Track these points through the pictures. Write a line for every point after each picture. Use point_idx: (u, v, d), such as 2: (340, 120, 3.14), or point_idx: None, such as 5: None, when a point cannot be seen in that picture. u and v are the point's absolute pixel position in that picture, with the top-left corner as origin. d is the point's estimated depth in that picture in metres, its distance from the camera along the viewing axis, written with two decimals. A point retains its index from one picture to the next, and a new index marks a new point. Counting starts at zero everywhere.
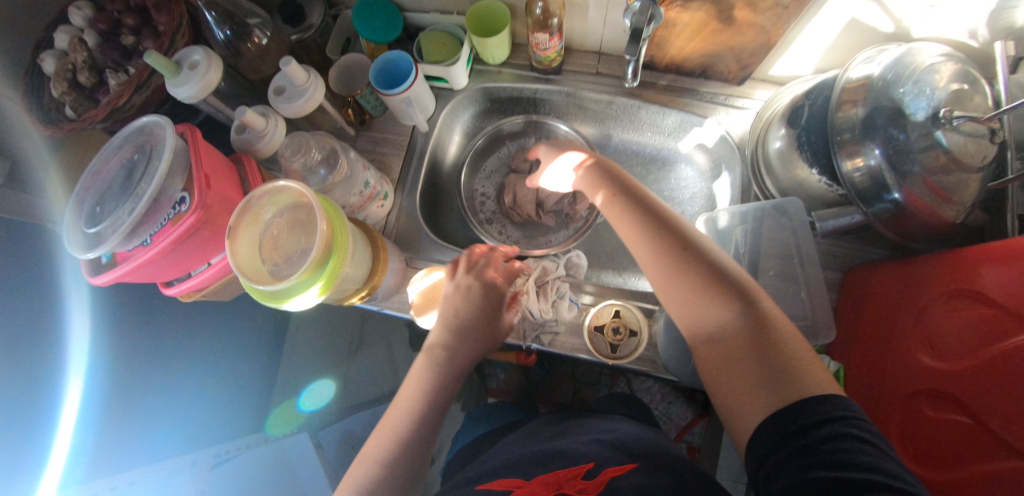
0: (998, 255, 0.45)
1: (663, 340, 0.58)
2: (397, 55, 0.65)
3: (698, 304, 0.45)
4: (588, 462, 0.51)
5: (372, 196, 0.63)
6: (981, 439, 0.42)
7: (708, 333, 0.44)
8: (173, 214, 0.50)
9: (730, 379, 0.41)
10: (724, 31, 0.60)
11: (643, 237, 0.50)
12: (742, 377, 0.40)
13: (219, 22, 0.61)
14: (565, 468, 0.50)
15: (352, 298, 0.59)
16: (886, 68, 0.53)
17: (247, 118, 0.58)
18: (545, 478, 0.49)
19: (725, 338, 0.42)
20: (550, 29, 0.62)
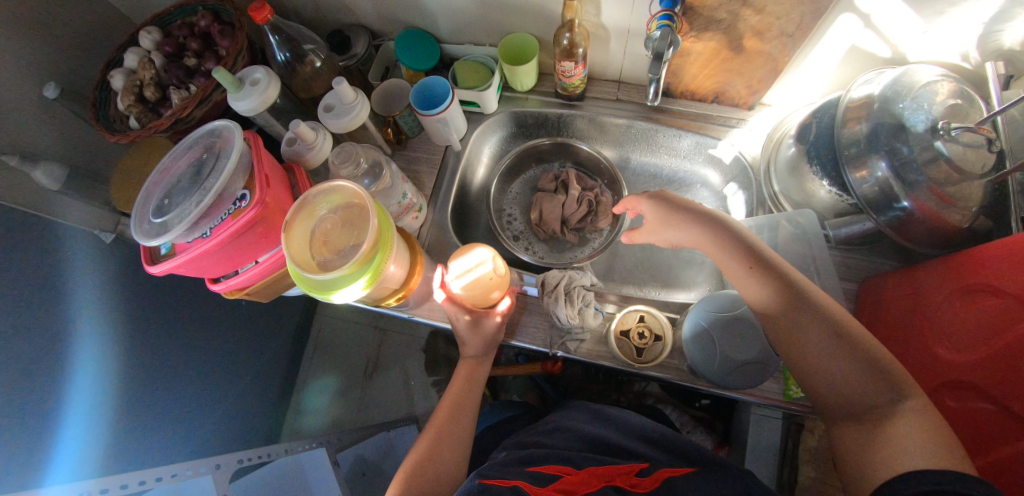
0: (1004, 251, 0.48)
1: (689, 342, 0.59)
2: (435, 80, 0.71)
3: (843, 383, 0.44)
4: (640, 463, 0.54)
5: (408, 207, 0.67)
6: (1006, 422, 0.44)
7: (849, 410, 0.44)
8: (233, 209, 0.54)
9: (863, 447, 0.41)
10: (735, 58, 0.67)
11: (790, 310, 0.49)
12: (874, 454, 0.40)
13: (282, 46, 0.68)
14: (614, 466, 0.52)
15: (390, 299, 0.61)
16: (885, 88, 0.59)
17: (299, 130, 0.64)
18: (595, 470, 0.51)
19: (867, 419, 0.42)
20: (575, 58, 0.70)
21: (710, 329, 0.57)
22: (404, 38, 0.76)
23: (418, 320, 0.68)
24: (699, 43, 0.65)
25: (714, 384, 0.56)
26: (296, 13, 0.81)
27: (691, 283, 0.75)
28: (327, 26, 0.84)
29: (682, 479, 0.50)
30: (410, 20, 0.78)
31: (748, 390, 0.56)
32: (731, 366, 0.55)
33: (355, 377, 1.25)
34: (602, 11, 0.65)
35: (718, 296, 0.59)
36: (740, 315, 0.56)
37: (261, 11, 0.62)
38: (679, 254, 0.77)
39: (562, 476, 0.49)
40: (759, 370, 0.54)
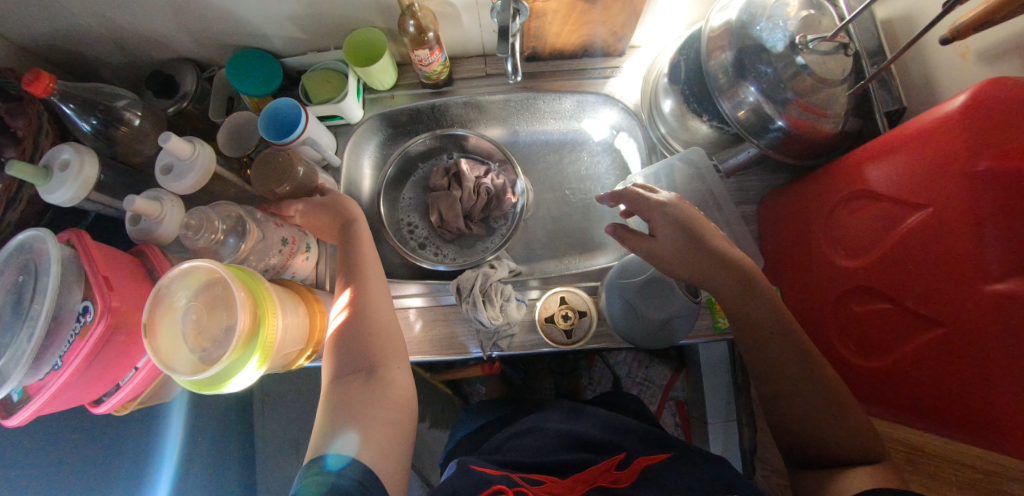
0: (875, 153, 0.50)
1: (609, 309, 0.59)
2: (281, 102, 0.63)
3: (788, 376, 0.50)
4: (618, 454, 0.57)
5: (292, 251, 0.63)
6: (901, 319, 0.45)
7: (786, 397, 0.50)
8: (79, 326, 0.47)
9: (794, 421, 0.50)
10: (592, 9, 0.62)
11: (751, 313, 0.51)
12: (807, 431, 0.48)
13: (81, 114, 0.56)
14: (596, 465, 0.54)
15: (298, 359, 0.57)
16: (741, 12, 0.58)
17: (138, 207, 0.55)
18: (579, 474, 0.53)
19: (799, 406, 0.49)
20: (429, 44, 0.63)
21: (625, 296, 0.57)
22: (232, 64, 0.66)
23: None
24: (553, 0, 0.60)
25: (645, 347, 0.58)
26: (99, 60, 0.68)
27: (605, 242, 0.76)
28: (144, 66, 0.72)
29: (661, 466, 0.53)
30: (235, 40, 0.68)
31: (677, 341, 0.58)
32: (656, 328, 0.56)
33: None
34: None
35: (628, 262, 0.59)
36: (651, 276, 0.56)
37: (38, 79, 0.50)
38: (587, 215, 0.78)
39: (545, 483, 0.51)
40: (683, 323, 0.55)
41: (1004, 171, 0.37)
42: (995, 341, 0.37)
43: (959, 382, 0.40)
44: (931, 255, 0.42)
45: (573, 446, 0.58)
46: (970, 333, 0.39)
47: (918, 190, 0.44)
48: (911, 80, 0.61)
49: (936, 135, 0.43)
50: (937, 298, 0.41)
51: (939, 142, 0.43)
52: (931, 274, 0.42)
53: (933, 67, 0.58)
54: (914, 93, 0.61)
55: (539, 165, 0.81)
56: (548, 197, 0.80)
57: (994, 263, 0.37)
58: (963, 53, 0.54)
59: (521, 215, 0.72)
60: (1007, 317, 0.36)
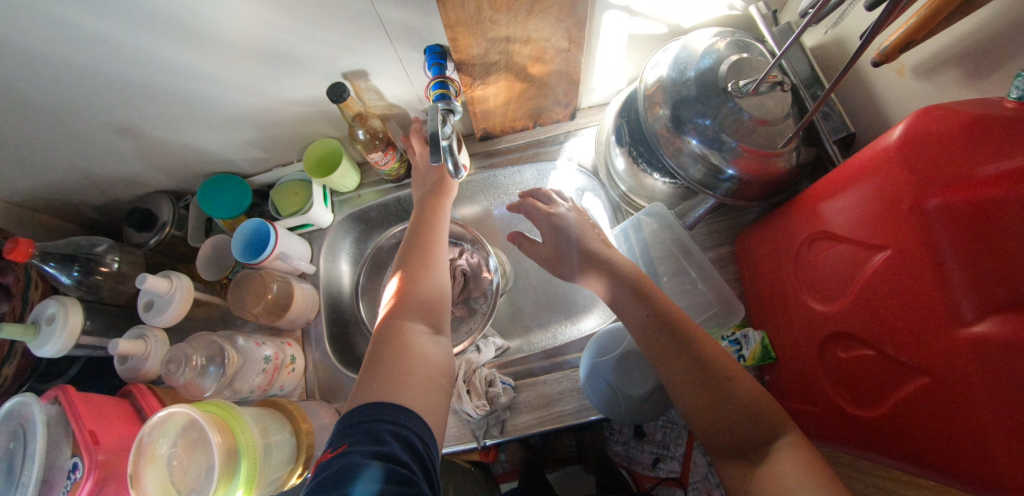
0: (830, 191, 0.49)
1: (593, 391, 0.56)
2: (251, 224, 0.65)
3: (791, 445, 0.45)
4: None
5: (276, 368, 0.63)
6: (888, 366, 0.43)
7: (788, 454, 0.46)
8: (68, 485, 0.48)
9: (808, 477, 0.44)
10: (531, 86, 0.64)
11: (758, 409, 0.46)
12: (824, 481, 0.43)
13: (63, 268, 0.60)
14: None
15: (291, 479, 0.56)
16: (670, 69, 0.60)
17: (123, 350, 0.57)
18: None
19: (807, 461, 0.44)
20: (381, 147, 0.66)
21: (608, 377, 0.55)
22: (205, 190, 0.70)
23: None
24: (490, 86, 0.62)
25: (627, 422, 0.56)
26: (84, 205, 0.72)
27: (590, 305, 0.73)
28: (126, 202, 0.76)
29: None
30: (205, 168, 0.72)
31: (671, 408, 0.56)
32: (637, 406, 0.54)
33: None
34: (384, 91, 0.63)
35: (600, 336, 0.57)
36: (625, 351, 0.55)
37: (19, 247, 0.54)
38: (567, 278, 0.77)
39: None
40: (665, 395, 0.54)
41: (953, 206, 0.36)
42: (983, 387, 0.35)
43: (957, 434, 0.37)
44: (900, 300, 0.41)
45: None
46: (956, 380, 0.37)
47: (875, 232, 0.43)
48: (856, 101, 0.61)
49: (878, 171, 0.43)
50: (917, 345, 0.40)
51: (881, 179, 0.42)
52: (906, 321, 0.40)
53: (874, 87, 0.58)
54: (863, 112, 0.60)
55: (513, 235, 0.82)
56: (526, 265, 0.80)
57: (963, 303, 0.36)
58: (899, 70, 0.54)
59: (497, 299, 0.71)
60: (990, 362, 0.34)
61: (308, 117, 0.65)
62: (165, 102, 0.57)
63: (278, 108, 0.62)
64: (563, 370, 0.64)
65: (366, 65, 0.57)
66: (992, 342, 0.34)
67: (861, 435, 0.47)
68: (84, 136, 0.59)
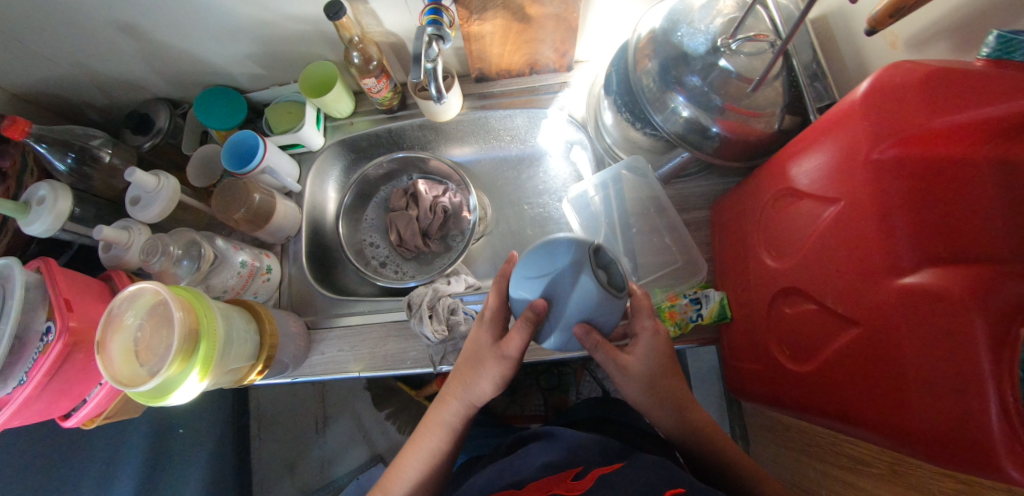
0: (798, 150, 0.49)
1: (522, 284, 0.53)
2: (243, 134, 0.67)
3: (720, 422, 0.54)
4: (575, 467, 0.52)
5: (252, 273, 0.65)
6: (827, 320, 0.44)
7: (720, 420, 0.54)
8: (42, 345, 0.51)
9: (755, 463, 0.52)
10: (527, 28, 0.65)
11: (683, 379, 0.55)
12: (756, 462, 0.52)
13: (57, 153, 0.62)
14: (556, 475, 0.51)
15: (250, 375, 0.59)
16: (664, 21, 0.60)
17: (106, 237, 0.59)
18: (539, 484, 0.51)
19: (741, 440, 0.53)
20: (375, 73, 0.66)
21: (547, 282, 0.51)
22: (202, 99, 0.71)
23: (305, 379, 0.67)
24: (486, 23, 0.62)
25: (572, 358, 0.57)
26: (85, 103, 0.74)
27: None
28: (126, 106, 0.78)
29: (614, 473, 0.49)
30: (204, 78, 0.73)
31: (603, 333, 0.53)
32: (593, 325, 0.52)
33: (311, 434, 1.18)
34: (383, 18, 0.64)
35: (530, 254, 0.53)
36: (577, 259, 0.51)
37: (15, 125, 0.56)
38: (545, 228, 0.78)
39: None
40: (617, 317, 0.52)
41: (909, 157, 0.37)
42: (908, 336, 0.35)
43: (882, 383, 0.38)
44: (847, 253, 0.41)
45: (542, 469, 0.54)
46: (885, 330, 0.37)
47: (833, 185, 0.43)
48: (845, 75, 0.61)
49: (844, 124, 0.43)
50: (856, 296, 0.40)
51: (847, 133, 0.42)
52: (850, 272, 0.41)
53: (865, 59, 0.57)
54: (850, 85, 0.60)
55: (498, 181, 0.83)
56: (508, 211, 0.81)
57: (904, 253, 0.36)
58: (892, 43, 0.53)
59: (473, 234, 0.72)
60: (919, 308, 0.35)
61: (306, 36, 0.66)
62: (166, 3, 0.58)
63: (277, 23, 0.63)
64: None
65: None
66: (923, 291, 0.34)
67: (795, 391, 0.48)
68: (84, 27, 0.60)
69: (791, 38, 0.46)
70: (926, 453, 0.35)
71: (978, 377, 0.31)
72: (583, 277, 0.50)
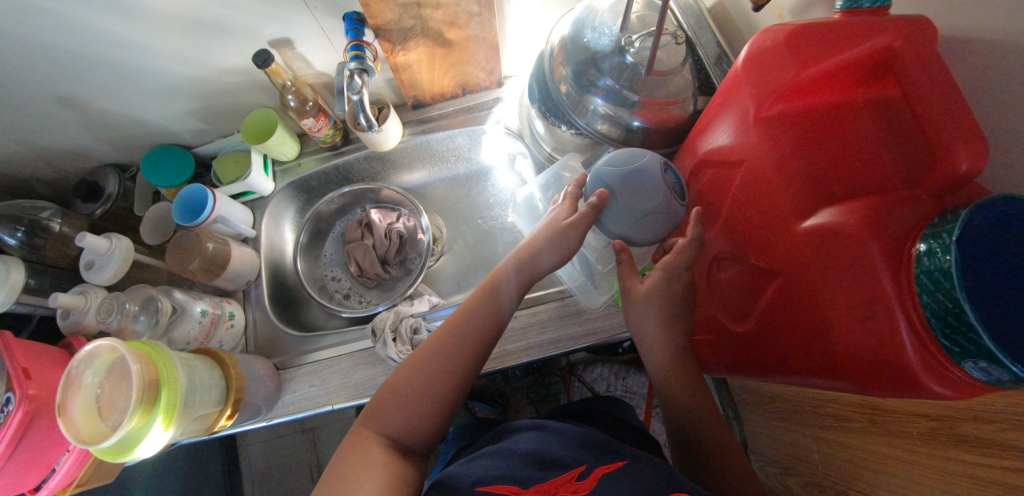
0: (702, 127, 0.53)
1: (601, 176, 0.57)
2: (190, 188, 0.68)
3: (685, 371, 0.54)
4: (579, 466, 0.52)
5: (214, 322, 0.66)
6: (755, 276, 0.47)
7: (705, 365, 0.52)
8: (3, 416, 0.51)
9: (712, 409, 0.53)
10: (452, 52, 0.68)
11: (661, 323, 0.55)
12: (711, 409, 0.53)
13: (5, 229, 0.63)
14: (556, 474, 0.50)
15: (220, 420, 0.59)
16: (571, 28, 0.64)
17: (63, 303, 0.59)
18: (542, 486, 0.49)
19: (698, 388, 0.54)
20: (313, 113, 0.70)
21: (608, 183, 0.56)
22: (149, 160, 0.73)
23: (279, 421, 0.66)
24: (410, 52, 0.66)
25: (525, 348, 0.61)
26: (34, 178, 0.76)
27: None
28: (76, 176, 0.80)
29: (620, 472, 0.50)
30: (150, 140, 0.75)
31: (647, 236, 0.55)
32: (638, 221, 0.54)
33: (307, 481, 1.14)
34: (312, 60, 0.67)
35: (615, 154, 0.58)
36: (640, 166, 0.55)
37: None
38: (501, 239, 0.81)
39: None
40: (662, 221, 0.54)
41: (793, 113, 0.41)
42: (820, 274, 0.38)
43: (810, 325, 0.40)
44: (758, 211, 0.45)
45: (534, 462, 0.53)
46: (800, 273, 0.40)
47: (736, 151, 0.47)
48: None
49: (735, 94, 0.46)
50: (773, 249, 0.43)
51: (737, 103, 0.46)
52: (764, 228, 0.44)
53: None
54: None
55: (450, 201, 0.86)
56: (463, 228, 0.83)
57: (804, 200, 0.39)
58: (779, 15, 0.57)
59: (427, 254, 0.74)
60: (824, 247, 0.37)
61: (243, 87, 0.69)
62: (99, 71, 0.61)
63: (211, 77, 0.66)
64: None
65: (289, 33, 0.61)
66: (823, 230, 0.37)
67: (742, 351, 0.51)
68: (23, 106, 0.62)
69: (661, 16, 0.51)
70: (855, 382, 0.37)
71: (885, 297, 0.33)
72: (661, 184, 0.54)
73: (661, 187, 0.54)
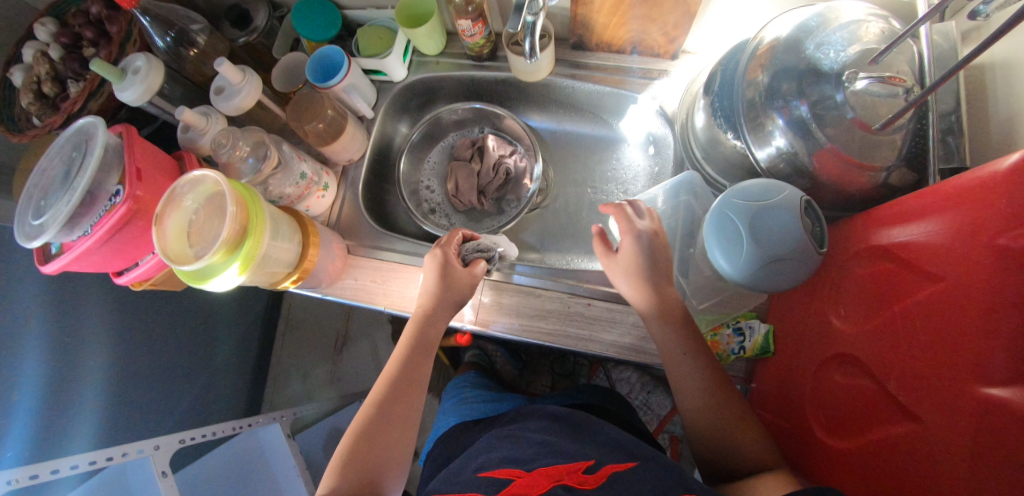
0: (903, 215, 0.46)
1: (718, 219, 0.51)
2: (330, 49, 0.66)
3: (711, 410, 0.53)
4: (587, 460, 0.49)
5: (309, 187, 0.66)
6: (884, 403, 0.42)
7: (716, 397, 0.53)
8: (108, 205, 0.54)
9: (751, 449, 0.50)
10: (641, 4, 0.59)
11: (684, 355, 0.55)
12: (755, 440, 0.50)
13: (158, 31, 0.66)
14: (562, 464, 0.48)
15: (285, 281, 0.61)
16: (794, 30, 0.54)
17: (186, 118, 0.61)
18: (547, 470, 0.47)
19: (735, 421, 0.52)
20: (472, 16, 0.63)
21: (738, 217, 0.50)
22: (301, 5, 0.71)
23: (333, 299, 0.68)
24: None
25: (563, 330, 0.62)
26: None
27: None
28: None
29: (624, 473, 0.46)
30: None
31: (782, 285, 0.48)
32: (763, 262, 0.48)
33: (329, 350, 1.24)
34: None
35: (748, 185, 0.51)
36: (778, 202, 0.48)
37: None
38: (601, 217, 0.76)
39: (513, 481, 0.46)
40: (799, 268, 0.47)
41: None
42: (977, 451, 0.33)
43: (929, 488, 0.36)
44: (926, 341, 0.39)
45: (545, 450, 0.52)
46: (950, 434, 0.36)
47: (937, 261, 0.40)
48: (987, 136, 0.53)
49: (978, 195, 0.38)
50: (922, 388, 0.39)
51: (976, 210, 0.38)
52: (925, 362, 0.39)
53: (1019, 123, 0.49)
54: (993, 147, 0.52)
55: (567, 158, 0.82)
56: (568, 190, 0.79)
57: (997, 362, 0.33)
58: None
59: (530, 202, 0.70)
60: (997, 424, 0.32)
61: None
62: None
63: None
64: (561, 292, 0.64)
65: None
66: (1007, 410, 0.32)
67: (822, 460, 0.48)
68: None
69: (963, 66, 0.38)
70: None
71: None
72: (801, 227, 0.46)
73: (798, 232, 0.46)
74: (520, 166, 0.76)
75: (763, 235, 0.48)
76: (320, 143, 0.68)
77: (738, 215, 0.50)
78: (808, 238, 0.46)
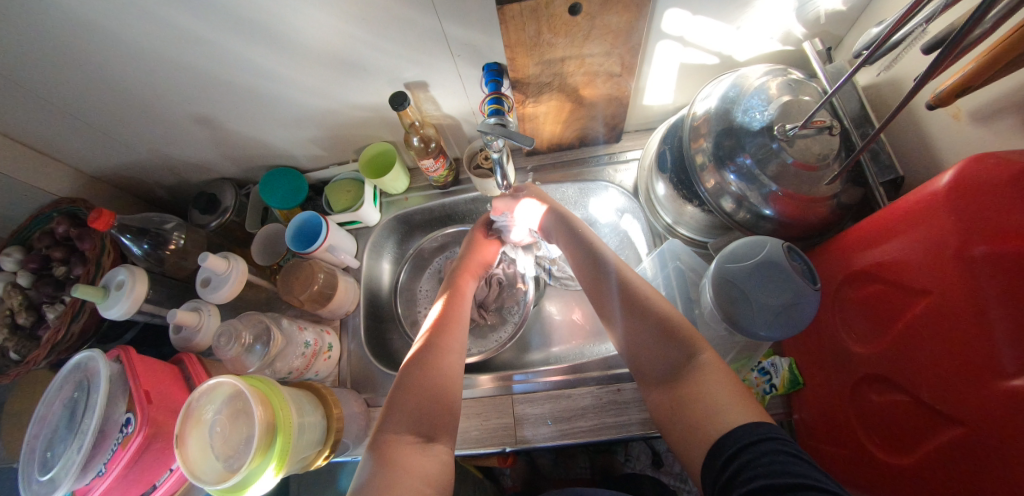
0: (872, 238, 0.51)
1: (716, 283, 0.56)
2: (306, 215, 0.70)
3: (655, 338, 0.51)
4: None
5: (315, 353, 0.66)
6: (925, 414, 0.43)
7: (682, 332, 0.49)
8: (121, 438, 0.52)
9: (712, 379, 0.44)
10: (581, 106, 0.66)
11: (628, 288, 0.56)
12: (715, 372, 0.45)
13: (135, 241, 0.67)
14: None
15: (317, 460, 0.58)
16: (719, 100, 0.61)
17: (179, 319, 0.62)
18: None
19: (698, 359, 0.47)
20: (433, 154, 0.69)
21: (736, 282, 0.54)
22: (267, 181, 0.75)
23: None
24: (541, 103, 0.64)
25: (602, 424, 0.62)
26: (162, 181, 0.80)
27: None
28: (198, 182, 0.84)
29: None
30: (271, 159, 0.78)
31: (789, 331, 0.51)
32: (769, 315, 0.51)
33: None
34: (443, 104, 0.67)
35: (732, 248, 0.56)
36: (763, 259, 0.52)
37: (101, 217, 0.60)
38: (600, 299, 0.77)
39: None
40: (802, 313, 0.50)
41: (1001, 254, 0.37)
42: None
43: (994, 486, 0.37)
44: (936, 348, 0.42)
45: None
46: (997, 432, 0.37)
47: (915, 274, 0.44)
48: (908, 141, 0.60)
49: (926, 213, 0.44)
50: (951, 391, 0.41)
51: (932, 225, 0.43)
52: (943, 367, 0.41)
53: (927, 129, 0.56)
54: (914, 155, 0.59)
55: None
56: None
57: (1006, 356, 0.36)
58: (955, 115, 0.52)
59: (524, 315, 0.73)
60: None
61: (367, 121, 0.70)
62: (241, 97, 0.63)
63: (342, 110, 0.67)
64: (588, 385, 0.65)
65: (428, 77, 0.61)
66: None
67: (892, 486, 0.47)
68: (167, 119, 0.67)
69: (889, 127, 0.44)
70: None
71: None
72: (792, 278, 0.50)
73: (791, 282, 0.50)
74: (507, 273, 0.78)
75: (760, 295, 0.52)
76: (314, 308, 0.68)
77: (733, 275, 0.54)
78: (804, 285, 0.49)
